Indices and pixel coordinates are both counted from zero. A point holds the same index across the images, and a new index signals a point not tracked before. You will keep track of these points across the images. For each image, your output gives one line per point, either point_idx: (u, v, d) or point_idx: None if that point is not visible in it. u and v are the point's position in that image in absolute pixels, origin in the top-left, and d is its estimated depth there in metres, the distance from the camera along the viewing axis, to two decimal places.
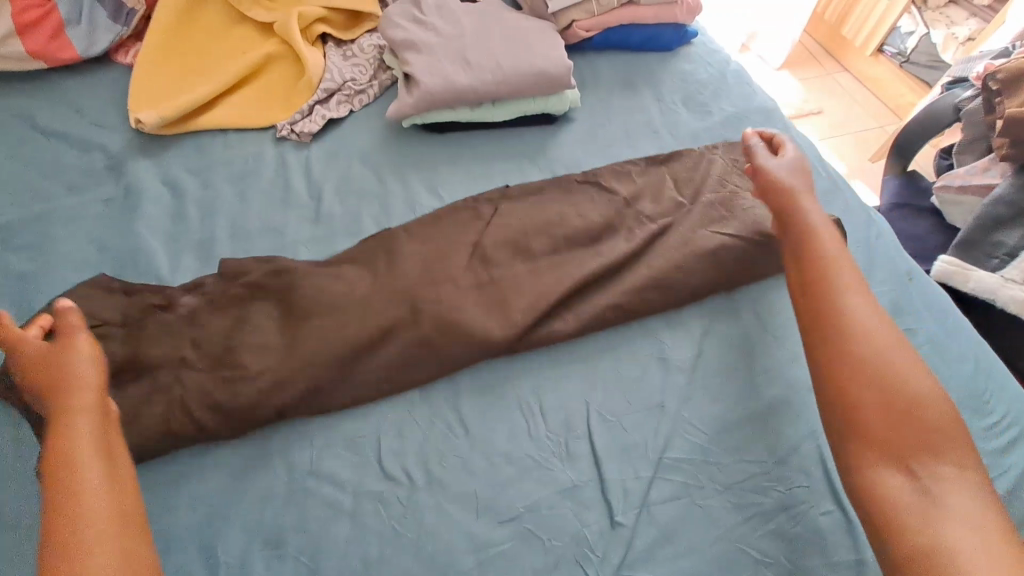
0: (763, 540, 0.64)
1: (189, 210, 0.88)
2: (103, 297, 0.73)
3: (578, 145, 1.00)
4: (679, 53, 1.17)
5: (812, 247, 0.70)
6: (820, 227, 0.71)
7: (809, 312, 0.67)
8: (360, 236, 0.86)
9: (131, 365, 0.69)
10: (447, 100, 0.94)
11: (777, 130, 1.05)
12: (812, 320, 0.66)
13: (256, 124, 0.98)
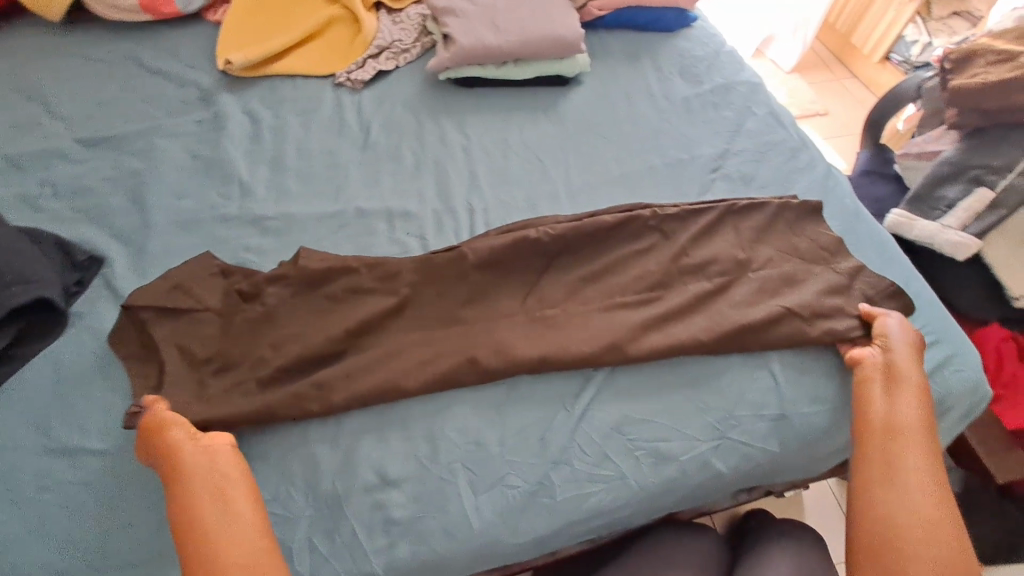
0: (707, 395, 0.81)
1: (263, 134, 1.08)
2: (206, 278, 0.89)
3: (585, 104, 1.18)
4: (680, 33, 1.35)
5: (906, 494, 0.69)
6: (916, 488, 0.69)
7: (878, 534, 0.68)
8: (400, 162, 1.06)
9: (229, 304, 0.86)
10: (477, 57, 1.13)
11: (758, 100, 1.22)
12: (877, 544, 0.67)
13: (319, 72, 1.18)
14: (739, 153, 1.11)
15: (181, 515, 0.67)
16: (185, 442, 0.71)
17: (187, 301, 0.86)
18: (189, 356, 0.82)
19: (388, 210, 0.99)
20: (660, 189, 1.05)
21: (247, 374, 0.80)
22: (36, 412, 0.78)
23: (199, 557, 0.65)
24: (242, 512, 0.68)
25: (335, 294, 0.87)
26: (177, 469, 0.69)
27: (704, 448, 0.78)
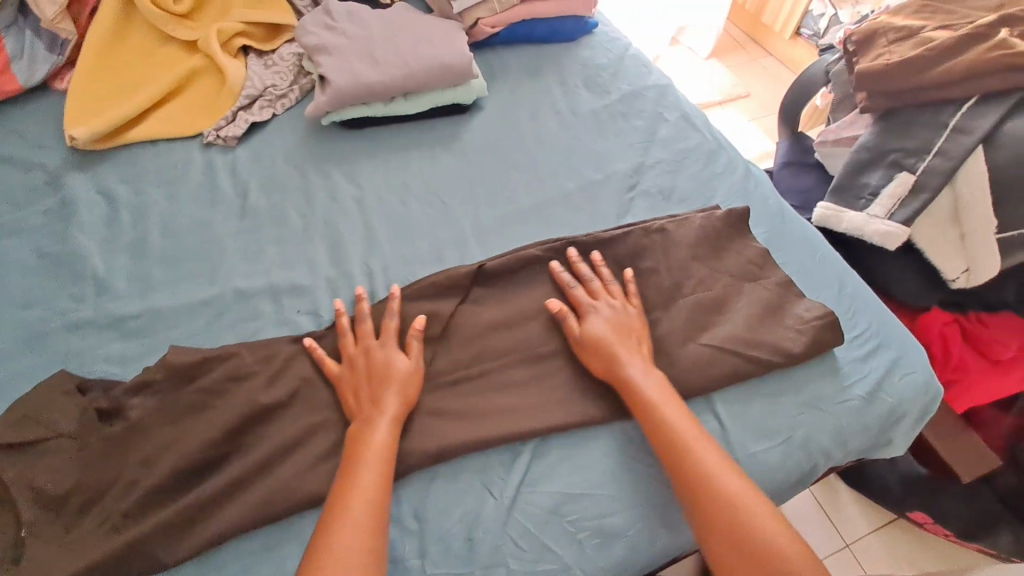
0: (649, 451, 0.73)
1: (122, 216, 0.94)
2: (59, 398, 0.74)
3: (488, 131, 1.09)
4: (581, 41, 1.27)
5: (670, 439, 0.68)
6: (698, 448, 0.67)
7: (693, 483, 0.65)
8: (285, 226, 0.93)
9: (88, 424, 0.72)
10: (358, 97, 1.01)
11: (669, 103, 1.16)
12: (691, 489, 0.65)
13: (184, 132, 1.05)
14: (655, 166, 1.04)
15: (350, 469, 0.66)
16: (400, 354, 0.75)
17: (37, 429, 0.71)
18: (42, 496, 0.67)
19: (273, 285, 0.86)
20: (576, 216, 0.96)
21: (114, 508, 0.67)
22: None
23: (345, 484, 0.64)
24: (386, 445, 0.68)
25: (211, 391, 0.74)
26: (383, 377, 0.73)
27: (653, 515, 0.70)
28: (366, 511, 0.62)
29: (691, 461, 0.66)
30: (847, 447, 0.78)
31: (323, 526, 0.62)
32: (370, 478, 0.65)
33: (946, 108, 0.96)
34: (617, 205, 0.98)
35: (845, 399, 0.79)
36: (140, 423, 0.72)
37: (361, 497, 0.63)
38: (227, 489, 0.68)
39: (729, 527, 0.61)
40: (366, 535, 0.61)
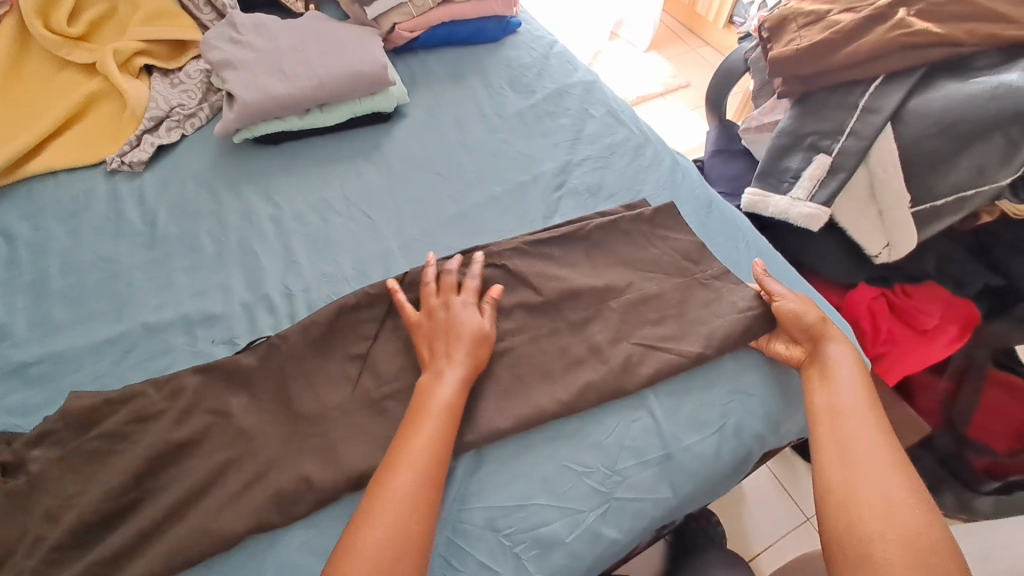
0: (584, 454, 0.71)
1: (19, 256, 0.88)
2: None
3: (411, 139, 1.06)
4: (505, 42, 1.25)
5: (837, 392, 0.69)
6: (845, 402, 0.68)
7: (846, 438, 0.65)
8: (198, 252, 0.89)
9: None
10: (269, 112, 0.97)
11: (595, 99, 1.15)
12: (828, 436, 0.66)
13: (85, 161, 0.99)
14: (582, 163, 1.03)
15: (405, 440, 0.64)
16: (458, 311, 0.75)
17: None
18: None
19: (185, 316, 0.82)
20: (504, 220, 0.95)
21: (18, 568, 0.62)
22: None
23: (392, 463, 0.62)
24: (437, 423, 0.66)
25: (113, 434, 0.69)
26: (427, 341, 0.73)
27: (590, 518, 0.68)
28: (395, 512, 0.59)
29: (832, 403, 0.68)
30: (780, 429, 0.78)
31: (370, 498, 0.60)
32: (412, 463, 0.62)
33: (855, 89, 0.99)
34: (545, 206, 0.97)
35: (777, 383, 0.79)
36: (43, 475, 0.67)
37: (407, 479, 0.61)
38: (139, 538, 0.63)
39: (875, 422, 0.66)
40: (406, 512, 0.59)
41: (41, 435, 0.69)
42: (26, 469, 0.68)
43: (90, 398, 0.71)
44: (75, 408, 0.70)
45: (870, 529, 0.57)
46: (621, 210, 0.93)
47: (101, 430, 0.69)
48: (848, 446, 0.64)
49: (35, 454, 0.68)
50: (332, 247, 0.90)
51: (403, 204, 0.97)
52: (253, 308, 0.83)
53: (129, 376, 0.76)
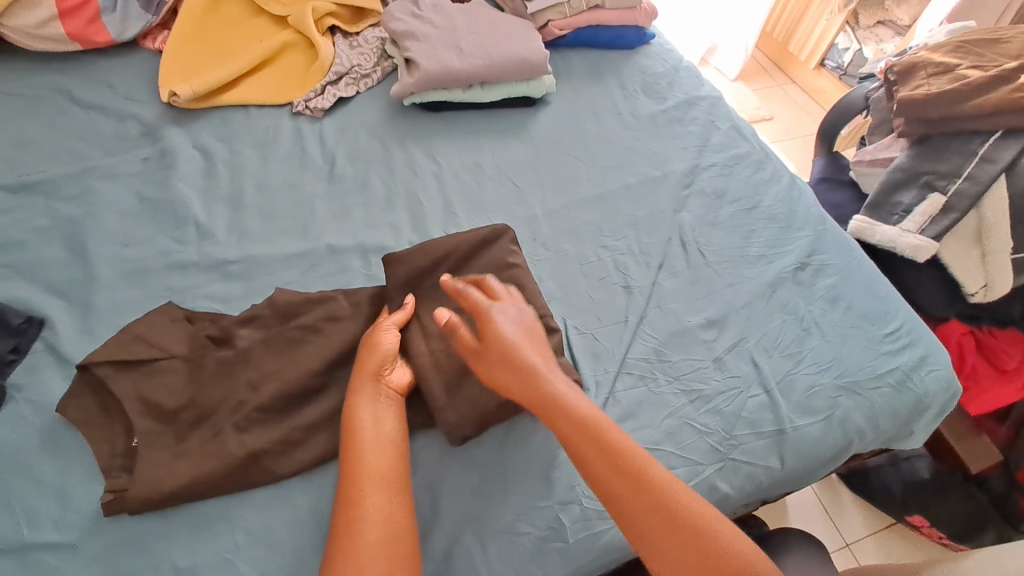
0: (705, 416, 0.81)
1: (218, 171, 1.00)
2: (169, 326, 0.79)
3: (555, 123, 1.17)
4: (639, 51, 1.36)
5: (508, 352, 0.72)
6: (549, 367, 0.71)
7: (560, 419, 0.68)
8: (370, 194, 1.01)
9: (199, 347, 0.77)
10: (442, 82, 1.09)
11: (721, 114, 1.24)
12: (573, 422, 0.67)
13: (274, 100, 1.11)
14: (708, 168, 1.12)
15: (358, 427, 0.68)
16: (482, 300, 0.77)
17: (145, 350, 0.76)
18: (156, 409, 0.72)
19: (362, 244, 0.94)
20: (639, 206, 1.04)
21: (226, 424, 0.72)
22: None
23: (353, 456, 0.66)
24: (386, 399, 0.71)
25: (310, 326, 0.80)
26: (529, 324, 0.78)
27: (709, 471, 0.77)
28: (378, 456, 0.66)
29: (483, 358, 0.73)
30: (879, 425, 0.86)
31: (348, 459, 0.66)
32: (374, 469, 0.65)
33: (975, 138, 1.06)
34: (677, 199, 1.05)
35: (879, 385, 0.87)
36: (249, 352, 0.77)
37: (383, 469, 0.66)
38: (329, 416, 0.74)
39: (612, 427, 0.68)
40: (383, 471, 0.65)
41: (247, 321, 0.81)
42: (234, 344, 0.79)
43: (289, 296, 0.82)
44: (279, 302, 0.82)
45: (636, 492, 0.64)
46: (730, 215, 1.04)
47: (294, 324, 0.80)
48: (589, 445, 0.66)
49: (240, 334, 0.79)
50: (486, 207, 1.02)
51: (548, 178, 1.07)
52: None
53: (314, 287, 0.88)
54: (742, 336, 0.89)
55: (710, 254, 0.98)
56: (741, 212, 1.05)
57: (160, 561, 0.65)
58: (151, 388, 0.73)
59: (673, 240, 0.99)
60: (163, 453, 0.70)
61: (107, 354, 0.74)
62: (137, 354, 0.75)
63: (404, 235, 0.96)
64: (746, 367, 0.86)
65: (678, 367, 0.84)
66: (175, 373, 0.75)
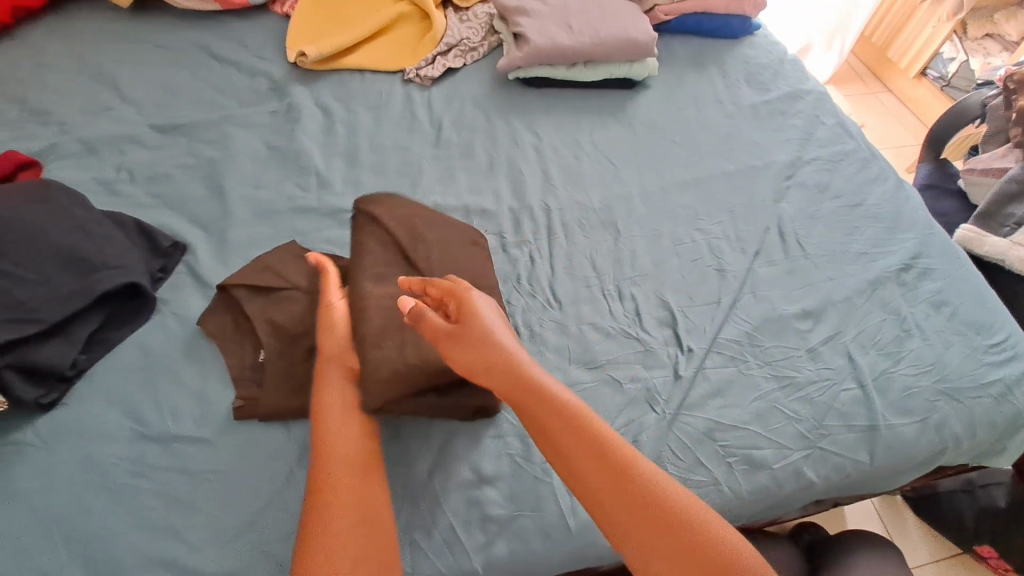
0: (796, 403, 0.80)
1: (336, 128, 1.07)
2: (292, 261, 0.86)
3: (653, 106, 1.17)
4: (743, 41, 1.33)
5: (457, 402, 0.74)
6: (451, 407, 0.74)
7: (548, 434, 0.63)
8: (473, 160, 1.06)
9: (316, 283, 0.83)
10: (549, 58, 1.12)
11: (826, 109, 1.21)
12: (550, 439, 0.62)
13: (387, 66, 1.18)
14: (812, 162, 1.09)
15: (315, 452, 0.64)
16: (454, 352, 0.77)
17: (272, 279, 0.83)
18: (280, 331, 0.79)
19: (465, 206, 0.98)
20: (737, 193, 1.03)
21: None
22: (113, 400, 0.74)
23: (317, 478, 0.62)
24: (352, 440, 0.66)
25: None
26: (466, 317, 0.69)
27: (796, 456, 0.77)
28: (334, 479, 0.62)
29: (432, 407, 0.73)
30: (976, 436, 0.83)
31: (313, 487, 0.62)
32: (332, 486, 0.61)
33: None
34: (776, 190, 1.04)
35: (981, 395, 0.84)
36: None
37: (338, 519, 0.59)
38: None
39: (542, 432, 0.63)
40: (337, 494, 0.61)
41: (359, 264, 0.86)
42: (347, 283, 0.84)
43: None
44: None
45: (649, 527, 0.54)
46: (831, 211, 1.02)
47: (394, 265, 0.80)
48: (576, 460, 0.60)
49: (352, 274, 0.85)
50: (583, 181, 1.04)
51: (645, 159, 1.08)
52: (519, 215, 0.98)
53: None
54: (838, 330, 0.87)
55: (810, 247, 0.96)
56: (843, 209, 1.03)
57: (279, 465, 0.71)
58: (274, 314, 0.80)
59: (771, 229, 0.98)
60: (284, 371, 0.76)
61: (238, 282, 0.82)
62: (263, 284, 0.82)
63: (504, 202, 1.00)
64: (840, 361, 0.85)
65: (770, 354, 0.84)
66: (295, 304, 0.82)
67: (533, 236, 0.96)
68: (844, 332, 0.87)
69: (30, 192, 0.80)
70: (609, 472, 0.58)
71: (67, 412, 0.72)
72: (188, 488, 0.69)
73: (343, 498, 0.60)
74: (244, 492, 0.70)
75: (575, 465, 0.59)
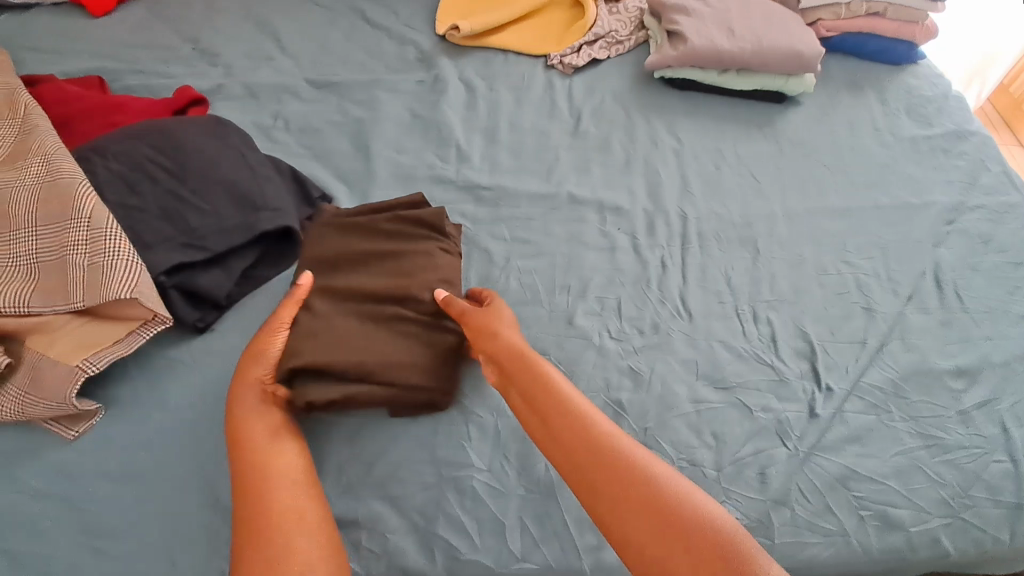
0: (942, 467, 0.74)
1: (478, 104, 1.07)
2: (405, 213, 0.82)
3: (802, 125, 1.11)
4: (905, 69, 1.24)
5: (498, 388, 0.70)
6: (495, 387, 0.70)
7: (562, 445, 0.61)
8: (610, 155, 1.03)
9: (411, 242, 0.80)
10: (703, 61, 1.08)
11: (994, 155, 1.11)
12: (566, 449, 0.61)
13: (533, 50, 1.17)
14: (975, 210, 1.00)
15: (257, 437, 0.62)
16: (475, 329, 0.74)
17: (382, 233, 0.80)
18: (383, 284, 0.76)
19: (599, 201, 0.96)
20: (888, 230, 0.96)
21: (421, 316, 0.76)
22: (255, 336, 0.77)
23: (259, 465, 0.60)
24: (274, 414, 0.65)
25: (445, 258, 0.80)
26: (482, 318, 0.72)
27: (936, 523, 0.71)
28: (286, 471, 0.61)
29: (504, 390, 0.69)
30: None
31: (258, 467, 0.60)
32: (282, 469, 0.61)
33: None
34: (932, 234, 0.96)
35: None
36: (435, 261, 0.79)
37: (290, 493, 0.59)
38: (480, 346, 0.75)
39: (552, 434, 0.63)
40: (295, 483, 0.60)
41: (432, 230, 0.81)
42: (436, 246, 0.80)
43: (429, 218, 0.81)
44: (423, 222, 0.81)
45: (635, 513, 0.55)
46: (996, 268, 0.93)
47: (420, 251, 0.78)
48: (574, 466, 0.60)
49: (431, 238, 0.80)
50: (720, 194, 1.00)
51: (788, 179, 1.02)
52: (653, 218, 0.95)
53: (549, 231, 0.92)
54: (995, 395, 0.80)
55: (968, 301, 0.88)
56: (1009, 265, 0.94)
57: (402, 428, 0.72)
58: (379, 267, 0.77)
59: (926, 274, 0.91)
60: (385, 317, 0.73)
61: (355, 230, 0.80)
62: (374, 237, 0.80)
63: (637, 203, 0.97)
64: (995, 431, 0.77)
65: (916, 408, 0.78)
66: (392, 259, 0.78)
67: (665, 242, 0.93)
68: (1004, 400, 0.80)
69: (208, 127, 0.84)
70: (596, 455, 0.60)
71: (215, 339, 0.76)
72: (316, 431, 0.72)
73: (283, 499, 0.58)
74: (366, 445, 0.71)
75: (578, 483, 0.59)
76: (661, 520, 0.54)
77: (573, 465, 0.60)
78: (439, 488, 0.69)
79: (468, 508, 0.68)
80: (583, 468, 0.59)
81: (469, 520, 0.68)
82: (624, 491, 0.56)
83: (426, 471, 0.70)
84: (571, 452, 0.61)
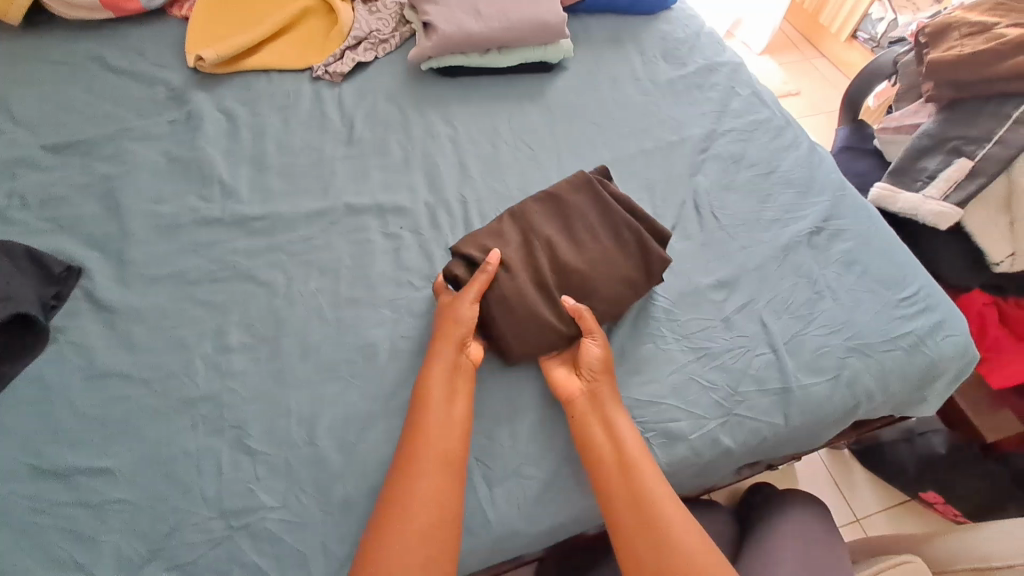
0: (712, 373, 0.82)
1: (242, 133, 1.03)
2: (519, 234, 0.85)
3: (570, 88, 1.16)
4: (660, 16, 1.33)
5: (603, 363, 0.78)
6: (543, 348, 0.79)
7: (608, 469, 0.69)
8: (387, 156, 1.03)
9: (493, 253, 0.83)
10: (459, 45, 1.10)
11: (742, 79, 1.21)
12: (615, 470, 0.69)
13: (295, 65, 1.14)
14: (727, 133, 1.10)
15: (411, 472, 0.66)
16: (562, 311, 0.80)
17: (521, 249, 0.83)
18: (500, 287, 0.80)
19: (378, 204, 0.96)
20: (653, 170, 1.03)
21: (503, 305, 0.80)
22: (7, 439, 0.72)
23: (402, 504, 0.64)
24: (458, 441, 0.69)
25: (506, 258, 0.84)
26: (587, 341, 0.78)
27: (711, 425, 0.78)
28: (419, 507, 0.64)
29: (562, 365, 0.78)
30: (888, 388, 0.85)
31: (383, 509, 0.64)
32: (421, 486, 0.65)
33: (1009, 101, 1.01)
34: (691, 164, 1.04)
35: (890, 348, 0.87)
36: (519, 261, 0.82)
37: (418, 532, 0.62)
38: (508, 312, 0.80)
39: (648, 472, 0.69)
40: (417, 523, 0.63)
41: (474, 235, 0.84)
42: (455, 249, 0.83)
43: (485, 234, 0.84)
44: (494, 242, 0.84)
45: (652, 545, 0.64)
46: (746, 181, 1.03)
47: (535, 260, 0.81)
48: (615, 478, 0.69)
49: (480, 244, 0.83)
50: (499, 170, 1.03)
51: (562, 142, 1.07)
52: (435, 209, 0.97)
53: (330, 247, 0.91)
54: (752, 297, 0.89)
55: (724, 218, 0.97)
56: (757, 177, 1.04)
57: (188, 488, 0.70)
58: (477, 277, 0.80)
59: (687, 204, 0.99)
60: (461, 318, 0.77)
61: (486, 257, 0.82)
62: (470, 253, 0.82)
63: (419, 197, 0.98)
64: (754, 328, 0.86)
65: (686, 328, 0.85)
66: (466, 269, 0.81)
67: (449, 229, 0.95)
68: (758, 299, 0.89)
69: None
70: (646, 495, 0.67)
71: None
72: (93, 518, 0.68)
73: (408, 532, 0.62)
74: (150, 518, 0.68)
75: (612, 508, 0.68)
76: (671, 554, 0.63)
77: (613, 491, 0.68)
78: (236, 538, 0.68)
79: (268, 548, 0.68)
80: (624, 493, 0.67)
81: (271, 559, 0.67)
82: (686, 528, 0.65)
83: (219, 524, 0.68)
84: (625, 482, 0.68)
